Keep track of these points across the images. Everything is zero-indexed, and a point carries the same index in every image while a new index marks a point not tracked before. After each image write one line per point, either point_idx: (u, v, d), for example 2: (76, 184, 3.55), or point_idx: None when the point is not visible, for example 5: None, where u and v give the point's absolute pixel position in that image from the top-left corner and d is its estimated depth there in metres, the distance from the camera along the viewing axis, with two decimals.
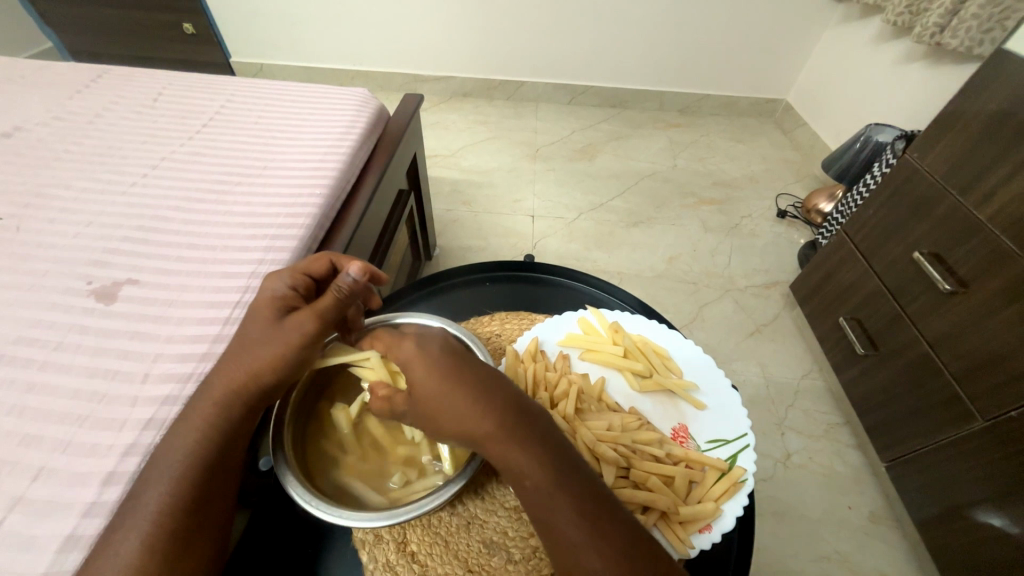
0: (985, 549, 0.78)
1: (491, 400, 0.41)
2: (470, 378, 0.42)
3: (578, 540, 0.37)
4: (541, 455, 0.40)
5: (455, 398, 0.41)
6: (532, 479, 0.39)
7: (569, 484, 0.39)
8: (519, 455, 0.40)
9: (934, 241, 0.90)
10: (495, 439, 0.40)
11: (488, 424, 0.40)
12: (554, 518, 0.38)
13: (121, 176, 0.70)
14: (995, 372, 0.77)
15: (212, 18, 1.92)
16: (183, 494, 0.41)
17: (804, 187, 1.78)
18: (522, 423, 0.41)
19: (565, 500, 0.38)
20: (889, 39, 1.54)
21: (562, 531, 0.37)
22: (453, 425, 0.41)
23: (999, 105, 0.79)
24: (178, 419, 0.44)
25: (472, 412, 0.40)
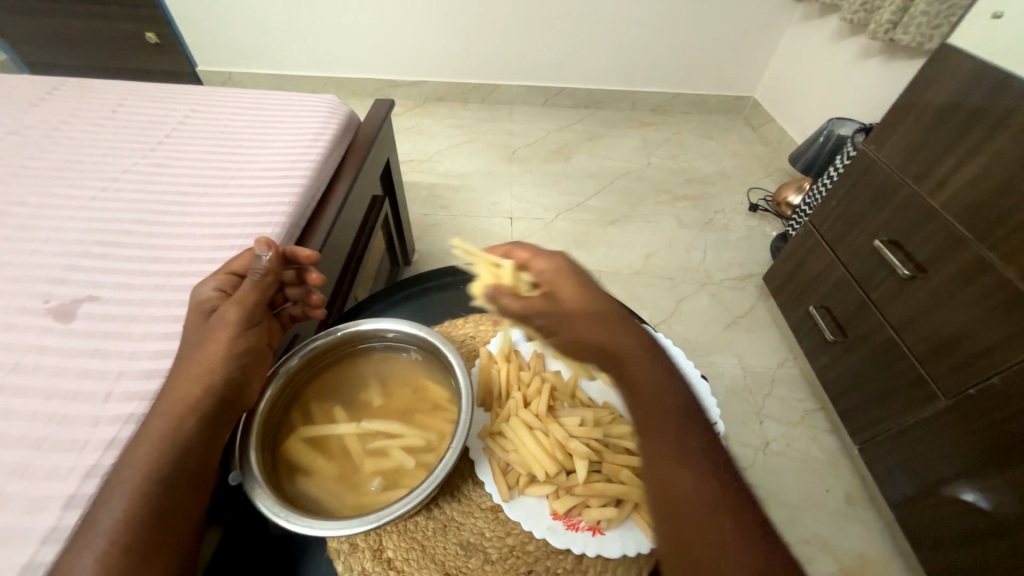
0: (956, 522, 0.81)
1: (629, 330, 0.42)
2: (616, 306, 0.43)
3: (698, 468, 0.36)
4: (671, 387, 0.40)
5: (602, 318, 0.41)
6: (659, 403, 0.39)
7: (693, 419, 0.39)
8: (655, 378, 0.40)
9: (894, 228, 0.93)
10: (636, 360, 0.40)
11: (630, 346, 0.41)
12: (674, 441, 0.37)
13: (79, 190, 0.68)
14: (956, 352, 0.80)
15: (176, 26, 1.88)
16: (144, 510, 0.40)
17: (774, 181, 1.83)
18: (658, 357, 0.41)
19: (689, 429, 0.38)
20: (846, 36, 1.60)
21: (682, 456, 0.37)
22: (586, 343, 0.41)
23: (946, 98, 0.83)
24: (139, 436, 0.43)
25: (613, 330, 0.41)
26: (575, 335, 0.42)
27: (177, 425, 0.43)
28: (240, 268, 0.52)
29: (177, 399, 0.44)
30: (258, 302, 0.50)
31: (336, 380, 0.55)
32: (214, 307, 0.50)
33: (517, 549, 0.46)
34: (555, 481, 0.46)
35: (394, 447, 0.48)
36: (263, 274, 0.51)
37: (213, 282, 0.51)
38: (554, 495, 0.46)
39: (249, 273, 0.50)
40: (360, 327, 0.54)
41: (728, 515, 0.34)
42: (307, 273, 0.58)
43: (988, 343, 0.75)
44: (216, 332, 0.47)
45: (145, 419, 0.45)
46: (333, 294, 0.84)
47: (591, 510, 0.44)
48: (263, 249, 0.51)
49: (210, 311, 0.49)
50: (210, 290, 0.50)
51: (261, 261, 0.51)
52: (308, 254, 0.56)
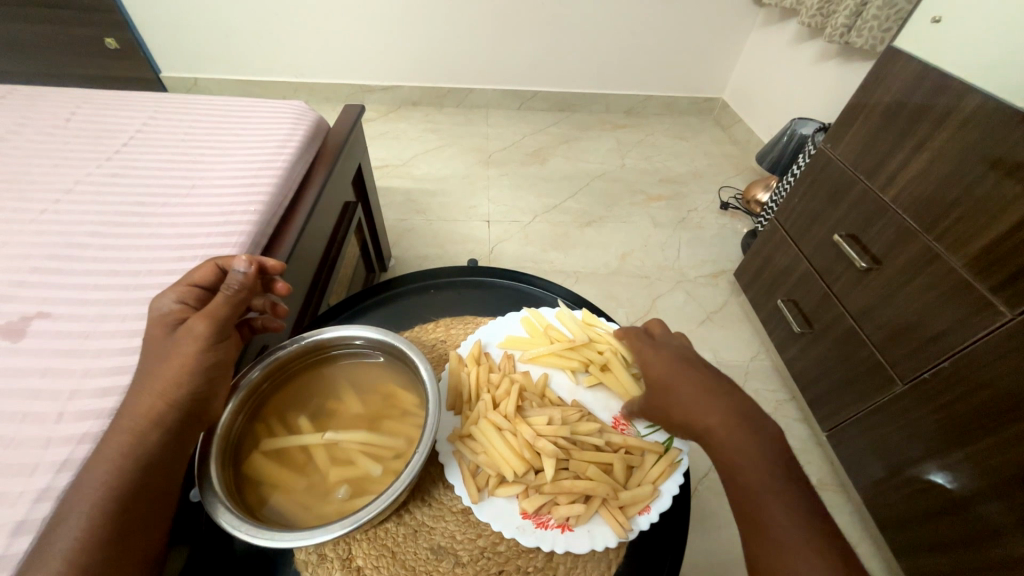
0: (917, 502, 0.85)
1: (727, 403, 0.45)
2: (709, 376, 0.48)
3: (796, 542, 0.40)
4: (767, 457, 0.43)
5: (699, 396, 0.46)
6: (752, 478, 0.43)
7: (791, 490, 0.42)
8: (747, 453, 0.43)
9: (851, 222, 0.97)
10: (733, 435, 0.44)
11: (718, 418, 0.45)
12: (763, 509, 0.42)
13: (29, 202, 0.65)
14: (911, 338, 0.84)
15: (137, 32, 1.83)
16: (100, 531, 0.39)
17: (744, 179, 1.88)
18: (755, 425, 0.44)
19: (784, 499, 0.42)
20: (805, 39, 1.66)
21: (779, 531, 0.41)
22: (676, 414, 0.47)
23: (893, 97, 0.87)
24: (96, 456, 0.42)
25: (704, 405, 0.46)
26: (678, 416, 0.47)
27: (139, 440, 0.42)
28: (208, 280, 0.50)
29: (138, 415, 0.43)
30: (230, 318, 0.48)
31: (305, 388, 0.54)
32: (182, 320, 0.48)
33: (488, 550, 0.46)
34: (524, 481, 0.47)
35: (361, 454, 0.48)
36: (239, 291, 0.48)
37: (177, 294, 0.49)
38: (523, 495, 0.47)
39: (223, 286, 0.48)
40: (326, 336, 0.53)
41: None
42: (274, 283, 0.56)
43: (939, 329, 0.79)
44: (183, 346, 0.45)
45: (104, 435, 0.43)
46: (304, 302, 0.82)
47: (560, 507, 0.45)
48: (243, 264, 0.48)
49: (177, 323, 0.47)
50: (173, 302, 0.48)
51: (238, 275, 0.48)
52: (275, 264, 0.54)
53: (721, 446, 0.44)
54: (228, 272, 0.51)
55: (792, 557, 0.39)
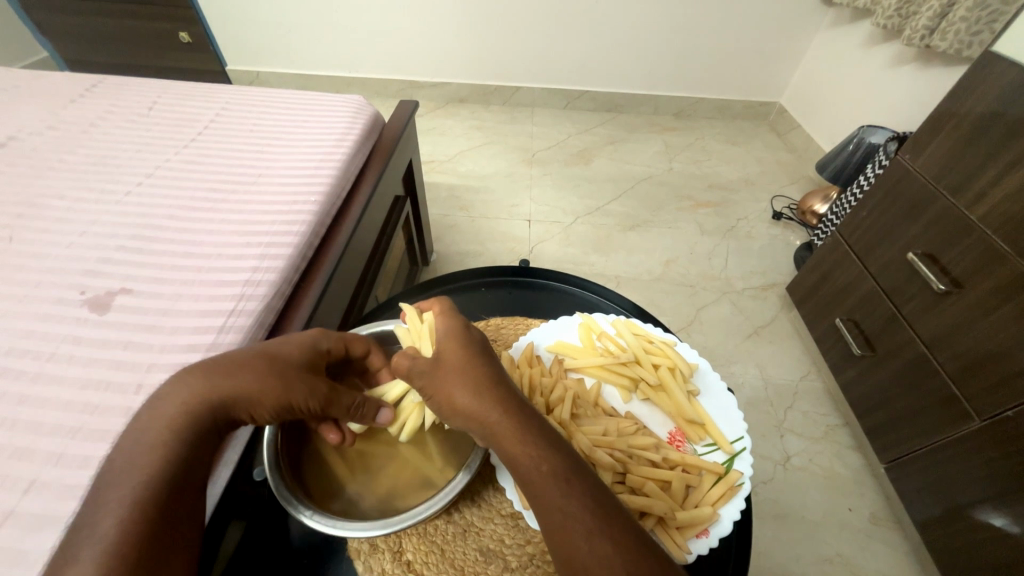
0: (987, 549, 0.78)
1: (500, 379, 0.44)
2: (482, 361, 0.45)
3: (577, 515, 0.37)
4: (542, 438, 0.41)
5: (461, 379, 0.43)
6: (521, 447, 0.40)
7: (569, 467, 0.40)
8: (521, 440, 0.41)
9: (928, 241, 0.90)
10: (504, 417, 0.41)
11: (494, 410, 0.42)
12: (550, 484, 0.39)
13: (116, 185, 0.70)
14: (993, 371, 0.77)
15: (208, 26, 1.93)
16: (144, 507, 0.38)
17: (799, 189, 1.79)
18: (530, 413, 0.43)
19: (568, 481, 0.39)
20: (879, 42, 1.55)
21: (562, 509, 0.38)
22: (467, 410, 0.42)
23: (987, 106, 0.80)
24: (141, 431, 0.42)
25: (479, 380, 0.43)
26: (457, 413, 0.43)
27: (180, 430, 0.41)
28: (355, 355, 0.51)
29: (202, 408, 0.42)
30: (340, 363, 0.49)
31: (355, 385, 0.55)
32: (315, 359, 0.47)
33: (537, 558, 0.47)
34: None
35: (409, 402, 0.50)
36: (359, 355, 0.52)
37: (338, 337, 0.50)
38: None
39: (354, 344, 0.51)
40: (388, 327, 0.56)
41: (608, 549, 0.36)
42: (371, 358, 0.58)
43: None
44: (281, 388, 0.44)
45: (139, 419, 0.42)
46: (355, 292, 0.84)
47: None
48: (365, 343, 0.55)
49: (310, 359, 0.47)
50: (330, 340, 0.49)
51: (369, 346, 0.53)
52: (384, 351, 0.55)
53: (494, 426, 0.41)
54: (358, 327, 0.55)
55: (580, 540, 0.36)
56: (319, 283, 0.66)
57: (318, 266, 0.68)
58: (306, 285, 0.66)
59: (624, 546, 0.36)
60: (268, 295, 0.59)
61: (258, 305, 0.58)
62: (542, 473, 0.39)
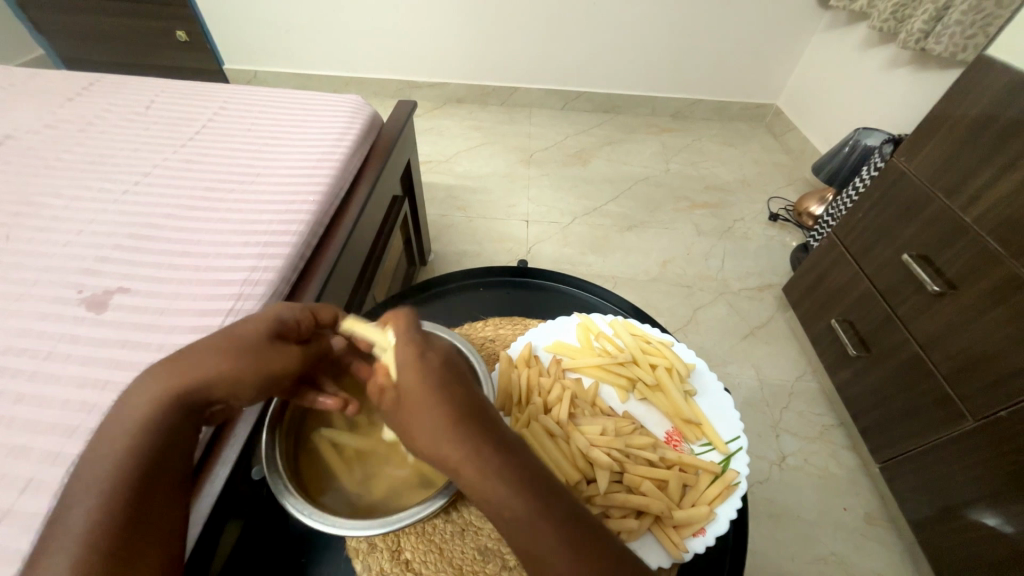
0: (981, 548, 0.78)
1: (464, 406, 0.40)
2: (446, 386, 0.40)
3: (560, 556, 0.35)
4: (515, 475, 0.38)
5: (424, 411, 0.39)
6: (492, 490, 0.37)
7: (545, 504, 0.37)
8: (493, 481, 0.37)
9: (923, 243, 0.91)
10: (472, 456, 0.38)
11: (460, 446, 0.38)
12: (528, 529, 0.36)
13: (113, 184, 0.70)
14: (987, 372, 0.77)
15: (205, 25, 1.92)
16: (118, 503, 0.39)
17: (795, 190, 1.80)
18: (500, 443, 0.39)
19: (547, 520, 0.36)
20: (875, 45, 1.57)
21: (543, 550, 0.36)
22: (431, 447, 0.39)
23: (982, 110, 0.81)
24: (111, 424, 0.42)
25: (451, 416, 0.39)
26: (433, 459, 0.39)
27: (151, 422, 0.41)
28: (326, 320, 0.50)
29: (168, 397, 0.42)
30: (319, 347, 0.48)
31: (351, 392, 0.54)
32: (283, 334, 0.47)
33: None
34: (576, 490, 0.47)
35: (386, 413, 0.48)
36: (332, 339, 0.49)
37: (304, 311, 0.49)
38: None
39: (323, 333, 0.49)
40: None
41: None
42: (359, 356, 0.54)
43: (1019, 364, 0.72)
44: (251, 369, 0.43)
45: (110, 417, 0.42)
46: (352, 292, 0.84)
47: (612, 520, 0.45)
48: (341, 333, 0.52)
49: (277, 334, 0.47)
50: (294, 312, 0.48)
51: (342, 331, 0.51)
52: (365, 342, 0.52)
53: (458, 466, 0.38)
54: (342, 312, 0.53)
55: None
56: (318, 282, 0.66)
57: (316, 266, 0.68)
58: (305, 284, 0.66)
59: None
60: (267, 295, 0.59)
61: (257, 304, 0.58)
62: (516, 516, 0.36)
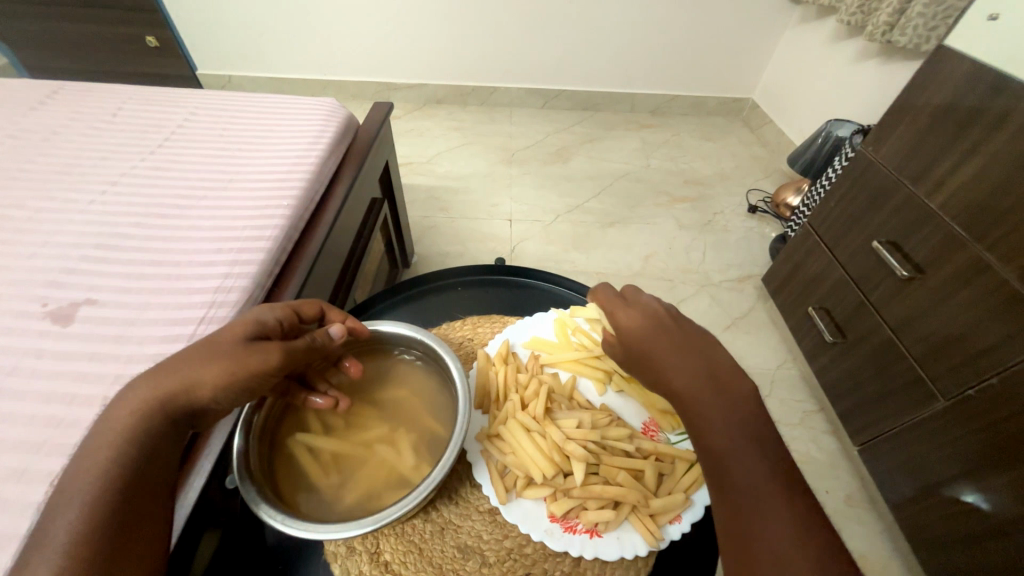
0: (956, 523, 0.81)
1: (687, 358, 0.46)
2: (671, 339, 0.48)
3: (760, 490, 0.39)
4: (730, 417, 0.42)
5: (652, 349, 0.48)
6: (707, 422, 0.42)
7: (754, 446, 0.41)
8: (711, 413, 0.43)
9: (892, 230, 0.93)
10: (691, 391, 0.44)
11: (683, 381, 0.45)
12: (727, 455, 0.41)
13: (79, 194, 0.68)
14: (956, 352, 0.80)
15: (176, 29, 1.88)
16: (101, 513, 0.38)
17: (773, 182, 1.83)
18: (721, 388, 0.44)
19: (756, 457, 0.40)
20: (844, 38, 1.60)
21: (742, 481, 0.39)
22: (655, 380, 0.47)
23: (943, 99, 0.84)
24: (95, 433, 0.41)
25: (680, 365, 0.46)
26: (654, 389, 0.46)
27: (135, 430, 0.41)
28: (308, 316, 0.51)
29: (152, 405, 0.41)
30: (303, 350, 0.46)
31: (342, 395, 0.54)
32: (264, 336, 0.46)
33: (514, 552, 0.48)
34: (553, 484, 0.48)
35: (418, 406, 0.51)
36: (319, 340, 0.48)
37: (286, 313, 0.49)
38: (551, 497, 0.48)
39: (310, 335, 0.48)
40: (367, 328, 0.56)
41: (783, 522, 0.37)
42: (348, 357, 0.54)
43: (987, 343, 0.75)
44: (230, 373, 0.42)
45: (94, 429, 0.42)
46: (331, 296, 0.83)
47: (588, 512, 0.46)
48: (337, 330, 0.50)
49: (259, 335, 0.46)
50: (276, 314, 0.48)
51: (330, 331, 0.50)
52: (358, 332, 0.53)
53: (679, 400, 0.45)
54: (327, 315, 0.53)
55: (771, 518, 0.37)
56: (294, 287, 0.66)
57: (292, 271, 0.68)
58: (280, 290, 0.65)
59: (801, 521, 0.37)
60: (241, 301, 0.58)
61: (231, 311, 0.57)
62: (728, 447, 0.41)
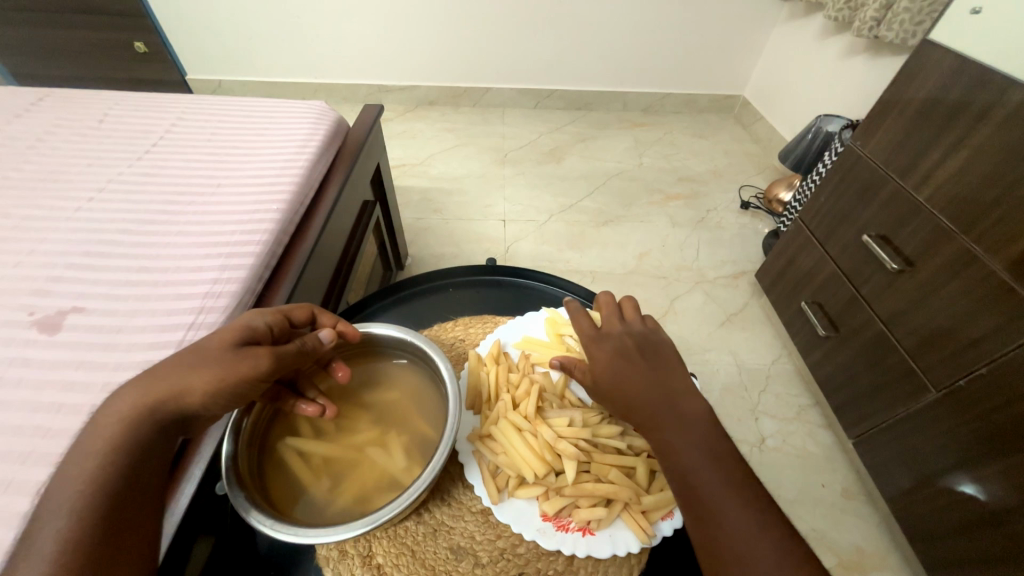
0: (950, 513, 0.82)
1: (650, 384, 0.47)
2: (632, 366, 0.48)
3: (727, 507, 0.41)
4: (694, 439, 0.44)
5: (614, 379, 0.48)
6: (673, 449, 0.44)
7: (718, 463, 0.43)
8: (677, 438, 0.44)
9: (881, 223, 0.94)
10: (655, 420, 0.45)
11: (647, 408, 0.46)
12: (694, 478, 0.42)
13: (65, 201, 0.67)
14: (946, 343, 0.80)
15: (164, 35, 1.87)
16: (88, 521, 0.38)
17: (765, 178, 1.84)
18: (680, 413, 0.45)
19: (719, 476, 0.42)
20: (832, 34, 1.61)
21: (711, 502, 0.41)
22: (620, 408, 0.47)
23: (928, 93, 0.84)
24: (84, 440, 0.41)
25: (640, 392, 0.46)
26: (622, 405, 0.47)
27: (124, 437, 0.40)
28: (299, 320, 0.50)
29: (141, 412, 0.41)
30: (294, 355, 0.46)
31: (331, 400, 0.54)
32: (253, 341, 0.46)
33: (508, 552, 0.48)
34: (545, 483, 0.48)
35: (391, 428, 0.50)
36: (309, 345, 0.48)
37: (276, 318, 0.48)
38: (544, 496, 0.48)
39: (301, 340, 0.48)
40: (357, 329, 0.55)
41: (753, 536, 0.39)
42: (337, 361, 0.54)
43: (976, 334, 0.75)
44: (219, 379, 0.42)
45: (83, 436, 0.42)
46: (324, 300, 0.83)
47: (582, 510, 0.46)
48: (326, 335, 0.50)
49: (247, 341, 0.45)
50: (266, 320, 0.47)
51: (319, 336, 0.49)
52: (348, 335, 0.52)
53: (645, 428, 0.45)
54: (319, 319, 0.52)
55: (741, 534, 0.40)
56: (284, 291, 0.65)
57: (282, 275, 0.67)
58: (271, 294, 0.65)
59: (766, 532, 0.40)
60: (231, 306, 0.58)
61: (220, 316, 0.57)
62: (695, 470, 0.42)
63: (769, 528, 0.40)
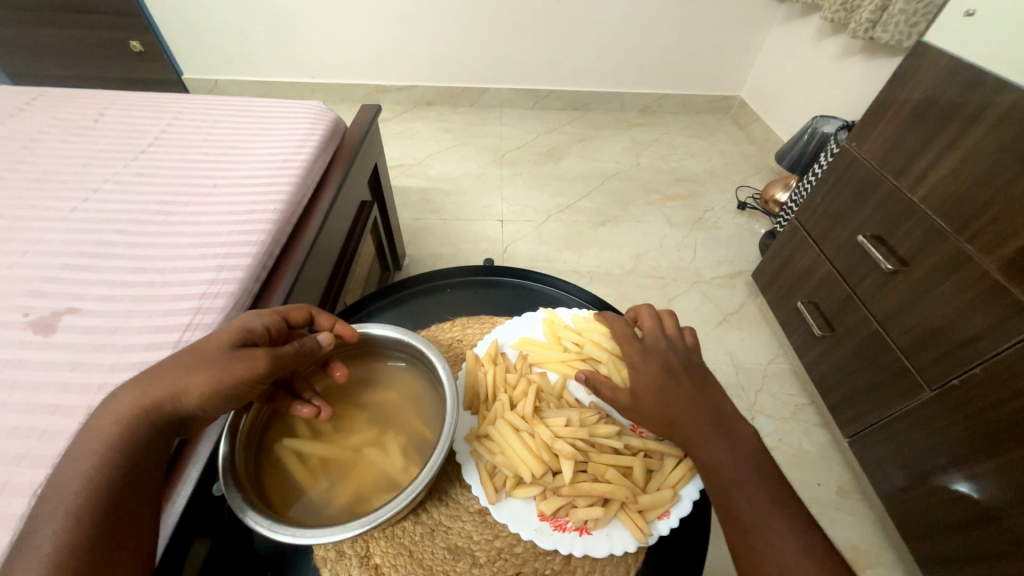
0: (944, 511, 0.82)
1: (691, 399, 0.49)
2: (675, 381, 0.50)
3: (768, 520, 0.43)
4: (735, 454, 0.47)
5: (653, 392, 0.50)
6: (715, 461, 0.46)
7: (756, 478, 0.46)
8: (720, 450, 0.47)
9: (877, 224, 0.95)
10: (698, 433, 0.48)
11: (689, 421, 0.48)
12: (734, 490, 0.45)
13: (59, 201, 0.67)
14: (940, 342, 0.81)
15: (160, 34, 1.87)
16: (85, 522, 0.38)
17: (762, 179, 1.85)
18: (726, 429, 0.48)
19: (760, 490, 0.45)
20: (828, 36, 1.62)
21: (749, 512, 0.44)
22: (659, 420, 0.49)
23: (922, 95, 0.85)
24: (80, 441, 0.41)
25: (682, 406, 0.49)
26: (660, 414, 0.49)
27: (120, 438, 0.40)
28: (297, 321, 0.50)
29: (139, 412, 0.41)
30: (291, 357, 0.46)
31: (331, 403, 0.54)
32: (251, 343, 0.46)
33: (505, 552, 0.48)
34: (542, 483, 0.48)
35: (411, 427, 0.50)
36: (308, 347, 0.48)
37: (274, 319, 0.48)
38: (540, 496, 0.48)
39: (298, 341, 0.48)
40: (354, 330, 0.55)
41: (790, 547, 0.42)
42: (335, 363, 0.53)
43: (970, 333, 0.76)
44: (215, 381, 0.42)
45: (80, 436, 0.42)
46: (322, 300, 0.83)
47: (578, 510, 0.46)
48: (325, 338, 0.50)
49: (245, 342, 0.45)
50: (263, 320, 0.47)
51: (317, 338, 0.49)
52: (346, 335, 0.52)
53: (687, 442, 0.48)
54: (317, 320, 0.52)
55: (780, 546, 0.42)
56: (281, 292, 0.65)
57: (279, 276, 0.67)
58: (268, 295, 0.65)
59: (804, 544, 0.42)
60: (228, 307, 0.58)
61: (217, 317, 0.56)
62: (736, 482, 0.45)
63: (808, 544, 0.42)
